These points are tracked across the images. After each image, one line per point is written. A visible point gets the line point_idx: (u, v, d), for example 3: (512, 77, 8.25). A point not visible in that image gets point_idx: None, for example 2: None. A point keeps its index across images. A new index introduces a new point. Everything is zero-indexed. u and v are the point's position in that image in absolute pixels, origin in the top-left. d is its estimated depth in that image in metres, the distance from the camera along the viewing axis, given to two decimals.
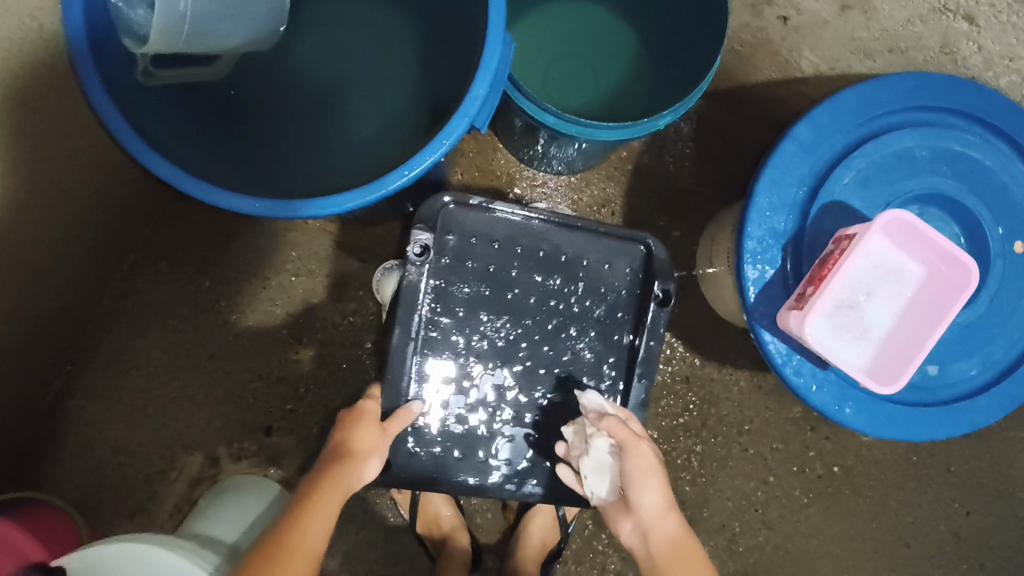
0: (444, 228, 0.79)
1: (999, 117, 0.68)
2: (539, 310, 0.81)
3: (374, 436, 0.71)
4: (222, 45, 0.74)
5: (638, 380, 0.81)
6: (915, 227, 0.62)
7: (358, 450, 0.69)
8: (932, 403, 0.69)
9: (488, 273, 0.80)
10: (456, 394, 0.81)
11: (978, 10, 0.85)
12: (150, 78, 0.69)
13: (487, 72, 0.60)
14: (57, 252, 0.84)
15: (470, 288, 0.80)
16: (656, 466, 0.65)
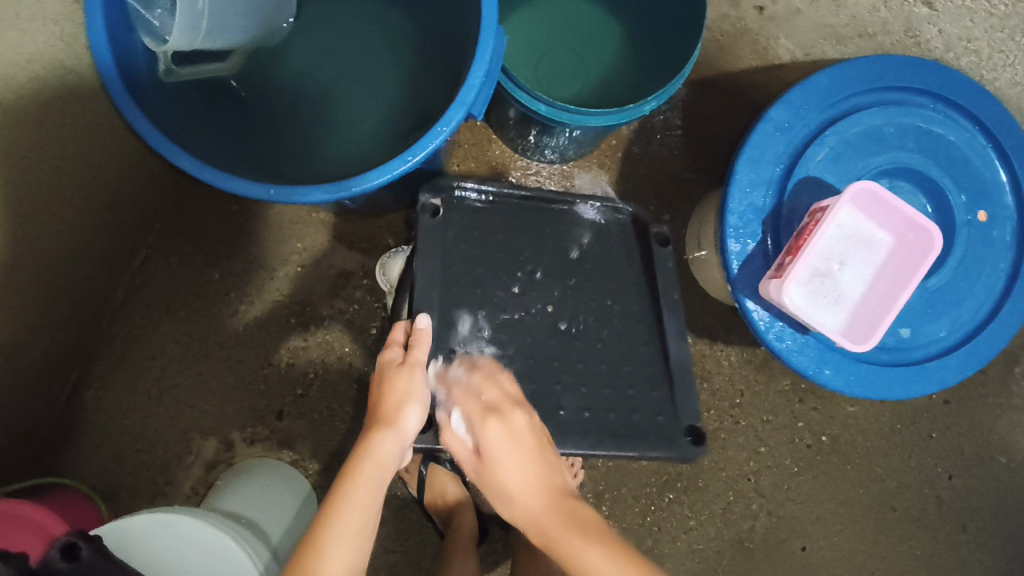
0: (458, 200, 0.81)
1: (960, 95, 0.73)
2: (553, 274, 0.83)
3: (404, 381, 0.67)
4: (233, 40, 0.79)
5: (671, 337, 0.82)
6: (882, 197, 0.68)
7: (388, 407, 0.66)
8: (905, 363, 0.74)
9: (500, 241, 0.82)
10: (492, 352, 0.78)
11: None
12: (171, 76, 0.74)
13: (482, 63, 0.65)
14: (76, 245, 0.88)
15: (486, 253, 0.81)
16: (483, 467, 0.65)
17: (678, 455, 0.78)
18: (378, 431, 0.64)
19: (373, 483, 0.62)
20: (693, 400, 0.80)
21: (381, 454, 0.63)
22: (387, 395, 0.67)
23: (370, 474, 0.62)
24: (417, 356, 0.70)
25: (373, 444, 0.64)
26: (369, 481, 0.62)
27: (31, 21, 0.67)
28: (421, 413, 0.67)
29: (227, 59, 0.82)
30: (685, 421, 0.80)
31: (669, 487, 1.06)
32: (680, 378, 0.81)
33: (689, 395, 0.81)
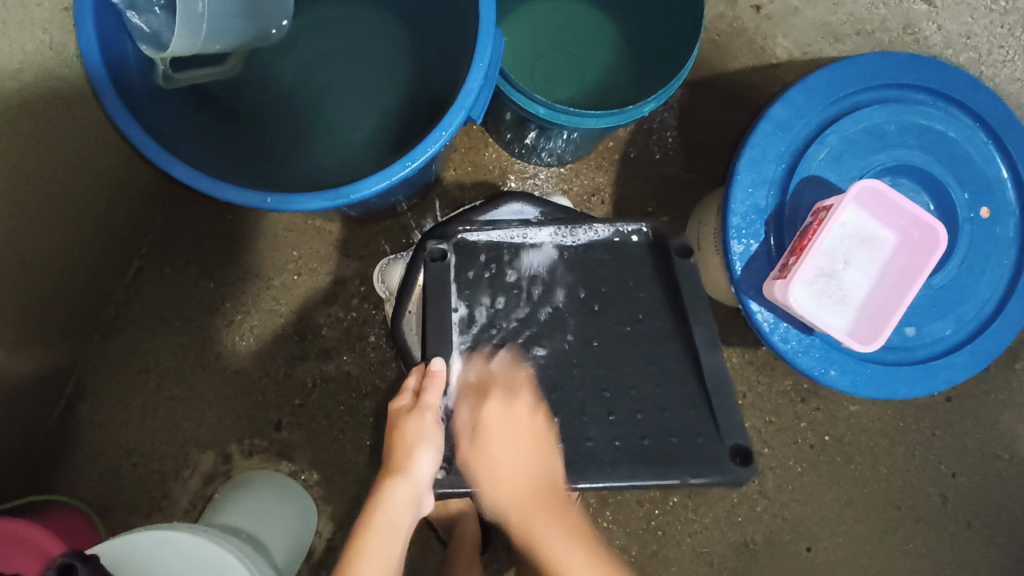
0: (462, 242, 0.77)
1: (960, 92, 0.73)
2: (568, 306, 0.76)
3: (414, 428, 0.65)
4: (231, 42, 0.78)
5: (703, 349, 0.74)
6: (886, 194, 0.67)
7: (398, 455, 0.64)
8: (911, 362, 0.74)
9: (510, 284, 0.76)
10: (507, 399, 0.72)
11: None
12: (169, 82, 0.74)
13: (481, 65, 0.64)
14: (69, 257, 0.87)
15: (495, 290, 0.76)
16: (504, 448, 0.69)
17: (729, 480, 0.69)
18: (388, 482, 0.63)
19: (385, 539, 0.60)
20: (736, 416, 0.71)
21: (392, 506, 0.61)
22: (397, 439, 0.65)
23: (383, 530, 0.60)
24: (428, 399, 0.67)
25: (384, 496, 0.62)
26: (379, 540, 0.60)
27: (19, 29, 0.66)
28: (433, 460, 0.65)
29: (225, 62, 0.81)
30: (729, 439, 0.70)
31: (673, 491, 1.05)
32: (717, 392, 0.72)
33: (730, 410, 0.72)
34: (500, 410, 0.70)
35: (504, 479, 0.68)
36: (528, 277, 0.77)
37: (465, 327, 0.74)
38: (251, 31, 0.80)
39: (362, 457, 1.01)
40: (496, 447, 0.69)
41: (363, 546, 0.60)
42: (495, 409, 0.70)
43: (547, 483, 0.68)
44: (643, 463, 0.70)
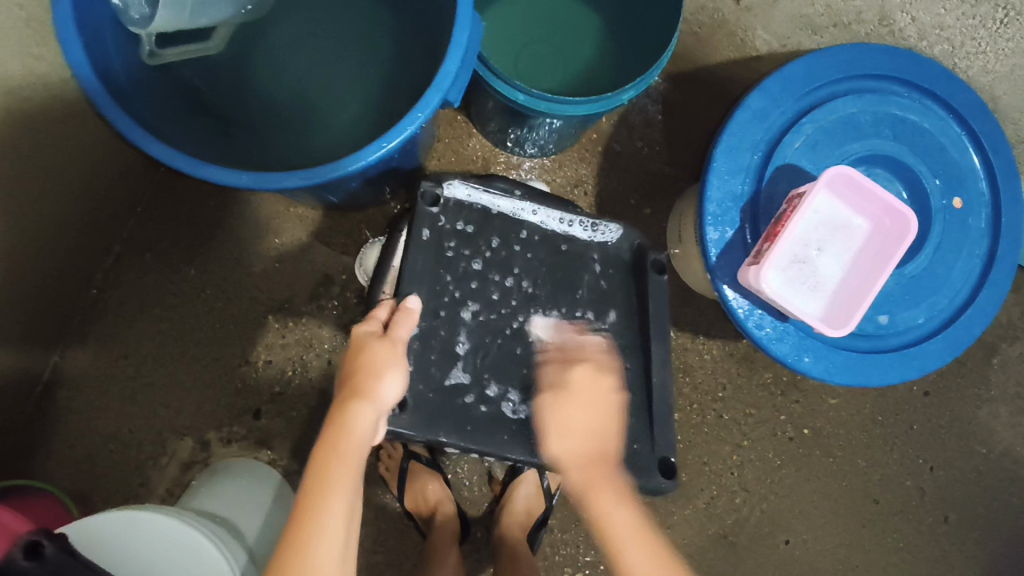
0: (454, 194, 0.77)
1: (935, 83, 0.74)
2: (541, 278, 0.78)
3: (383, 353, 0.65)
4: (217, 16, 0.79)
5: (654, 364, 0.78)
6: (860, 182, 0.68)
7: (365, 377, 0.63)
8: (884, 351, 0.74)
9: (492, 247, 0.77)
10: (465, 363, 0.74)
11: None
12: (155, 58, 0.75)
13: (458, 47, 0.64)
14: (46, 237, 0.86)
15: (475, 251, 0.77)
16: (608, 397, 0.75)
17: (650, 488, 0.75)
18: (354, 403, 0.61)
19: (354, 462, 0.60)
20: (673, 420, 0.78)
21: (356, 427, 0.61)
22: (361, 364, 0.64)
23: (350, 454, 0.60)
24: (398, 333, 0.67)
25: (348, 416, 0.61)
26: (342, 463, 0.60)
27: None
28: (398, 387, 0.65)
29: (211, 37, 0.82)
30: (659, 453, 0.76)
31: None
32: (658, 404, 0.78)
33: (665, 429, 0.78)
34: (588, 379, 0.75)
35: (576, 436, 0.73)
36: (509, 244, 0.78)
37: (442, 275, 0.75)
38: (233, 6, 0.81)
39: None
40: (569, 403, 0.74)
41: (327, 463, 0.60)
42: (581, 375, 0.75)
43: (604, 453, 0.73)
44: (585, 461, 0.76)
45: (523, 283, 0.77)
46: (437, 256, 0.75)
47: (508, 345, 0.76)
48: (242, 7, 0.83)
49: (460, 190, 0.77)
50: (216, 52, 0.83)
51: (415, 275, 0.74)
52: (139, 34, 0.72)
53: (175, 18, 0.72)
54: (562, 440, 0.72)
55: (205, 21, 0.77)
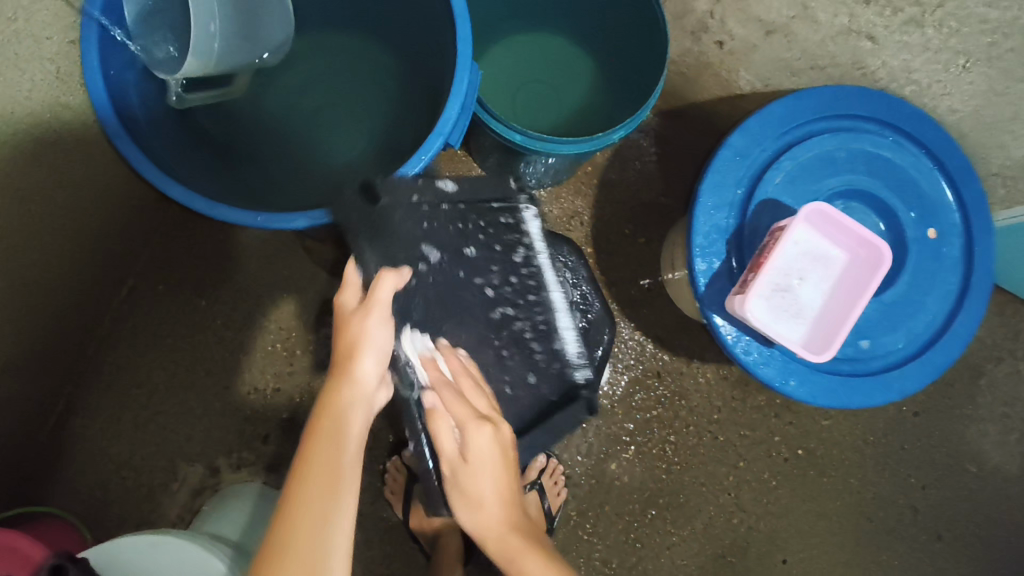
0: (522, 213, 0.84)
1: (905, 121, 0.78)
2: (524, 300, 0.83)
3: (358, 322, 0.63)
4: (238, 62, 0.83)
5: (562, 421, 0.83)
6: (835, 217, 0.72)
7: (342, 359, 0.62)
8: (867, 374, 0.78)
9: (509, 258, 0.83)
10: (434, 250, 0.77)
11: None
12: (182, 102, 0.81)
13: (457, 96, 0.69)
14: (64, 272, 0.90)
15: (501, 236, 0.82)
16: (493, 450, 0.64)
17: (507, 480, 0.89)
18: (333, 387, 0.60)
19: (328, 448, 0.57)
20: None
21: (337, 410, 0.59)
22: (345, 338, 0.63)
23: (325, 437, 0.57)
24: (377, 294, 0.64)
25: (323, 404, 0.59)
26: (329, 445, 0.57)
27: (29, 60, 0.71)
28: (380, 359, 0.62)
29: (230, 82, 0.86)
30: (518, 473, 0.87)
31: (651, 504, 1.08)
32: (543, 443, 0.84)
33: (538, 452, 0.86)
34: (487, 441, 0.64)
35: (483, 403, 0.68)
36: (518, 277, 0.83)
37: (467, 214, 0.80)
38: (255, 53, 0.85)
39: None
40: (479, 475, 0.63)
41: (311, 449, 0.56)
42: (475, 401, 0.67)
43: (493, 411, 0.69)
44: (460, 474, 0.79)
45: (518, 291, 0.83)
46: (473, 194, 0.80)
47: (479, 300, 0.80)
48: (265, 53, 0.87)
49: (527, 213, 0.84)
50: (236, 95, 0.88)
51: (467, 184, 0.80)
52: (167, 81, 0.78)
53: (202, 65, 0.77)
54: (473, 509, 0.64)
55: (227, 67, 0.82)
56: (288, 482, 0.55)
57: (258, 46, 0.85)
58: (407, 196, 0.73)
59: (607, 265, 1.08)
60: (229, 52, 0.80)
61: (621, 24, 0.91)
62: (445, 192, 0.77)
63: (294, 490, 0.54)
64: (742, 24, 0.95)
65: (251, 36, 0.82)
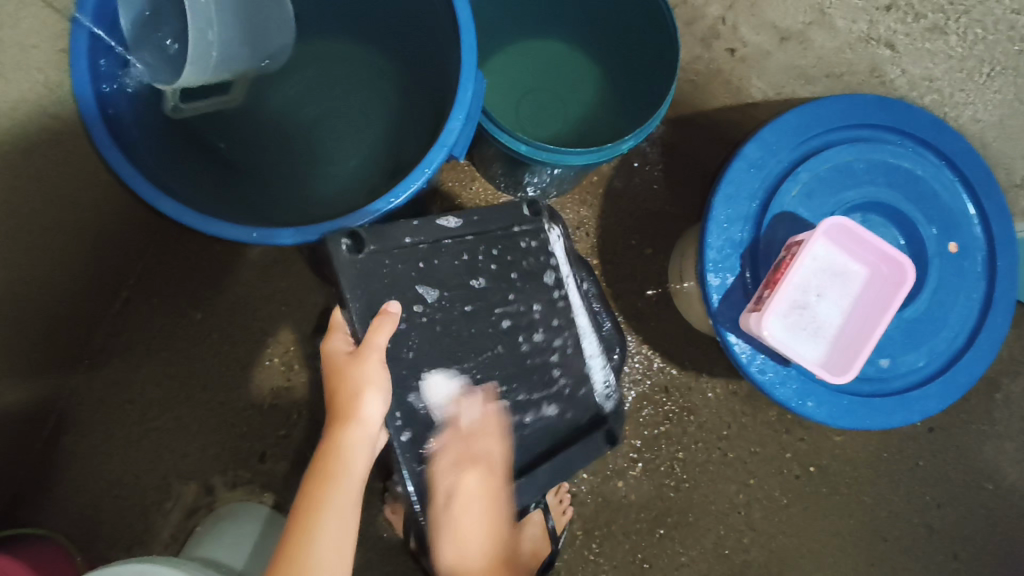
0: (545, 232, 0.79)
1: (925, 131, 0.76)
2: (540, 327, 0.78)
3: (358, 371, 0.67)
4: (237, 69, 0.82)
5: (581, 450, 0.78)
6: (856, 232, 0.69)
7: (344, 405, 0.66)
8: (886, 394, 0.75)
9: (527, 284, 0.78)
10: (434, 288, 0.74)
11: (897, 36, 0.95)
12: (178, 112, 0.79)
13: (462, 106, 0.66)
14: (54, 286, 0.87)
15: (516, 261, 0.78)
16: (475, 503, 0.74)
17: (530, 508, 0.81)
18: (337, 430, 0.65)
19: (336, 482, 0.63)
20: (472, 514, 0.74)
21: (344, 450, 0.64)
22: (342, 386, 0.67)
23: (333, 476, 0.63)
24: (375, 340, 0.68)
25: (331, 441, 0.65)
26: (336, 483, 0.63)
27: (14, 68, 0.68)
28: (382, 400, 0.68)
29: (228, 91, 0.84)
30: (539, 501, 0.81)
31: (659, 522, 1.05)
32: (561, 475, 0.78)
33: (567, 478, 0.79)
34: (473, 487, 0.73)
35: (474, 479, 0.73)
36: (547, 300, 0.78)
37: (476, 247, 0.76)
38: (255, 60, 0.84)
39: None
40: (461, 514, 0.74)
41: (318, 487, 0.63)
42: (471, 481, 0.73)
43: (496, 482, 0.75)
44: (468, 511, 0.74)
45: (536, 320, 0.78)
46: (484, 224, 0.77)
47: (490, 330, 0.76)
48: (260, 62, 0.85)
49: (551, 233, 0.80)
50: (235, 104, 0.85)
51: (472, 215, 0.77)
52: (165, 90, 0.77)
53: (201, 73, 0.76)
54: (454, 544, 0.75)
55: (226, 75, 0.81)
56: (300, 506, 0.62)
57: (258, 52, 0.84)
58: (400, 238, 0.73)
59: (614, 277, 1.05)
60: (228, 60, 0.79)
61: (631, 29, 0.88)
62: (449, 230, 0.75)
63: (307, 515, 0.61)
64: (756, 32, 0.96)
65: (250, 42, 0.81)
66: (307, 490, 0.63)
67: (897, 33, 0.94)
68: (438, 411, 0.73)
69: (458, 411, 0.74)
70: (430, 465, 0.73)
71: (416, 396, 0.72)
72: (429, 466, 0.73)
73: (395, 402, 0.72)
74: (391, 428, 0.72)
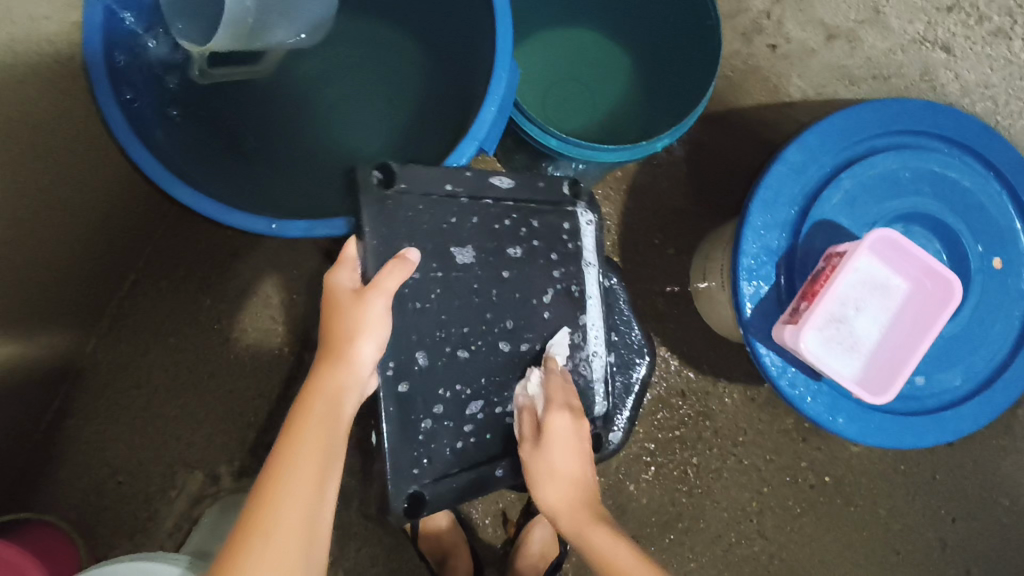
0: (578, 215, 0.76)
1: (975, 140, 0.72)
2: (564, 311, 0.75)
3: (358, 315, 0.62)
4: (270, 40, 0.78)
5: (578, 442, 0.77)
6: (901, 243, 0.66)
7: (340, 342, 0.61)
8: (919, 412, 0.72)
9: (555, 264, 0.75)
10: (467, 249, 0.71)
11: (956, 40, 0.91)
12: (205, 77, 0.77)
13: (496, 97, 0.63)
14: (63, 268, 0.84)
15: (547, 237, 0.75)
16: (573, 438, 0.68)
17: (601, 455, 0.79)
18: (330, 367, 0.60)
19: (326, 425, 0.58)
20: (447, 479, 0.70)
21: (333, 390, 0.59)
22: (338, 326, 0.61)
23: (321, 417, 0.58)
24: (384, 283, 0.63)
25: (321, 374, 0.60)
26: (321, 428, 0.57)
27: (23, 43, 0.64)
28: (378, 346, 0.63)
29: (260, 61, 0.81)
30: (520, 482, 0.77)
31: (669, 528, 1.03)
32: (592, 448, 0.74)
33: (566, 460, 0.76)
34: (567, 434, 0.68)
35: (560, 478, 0.67)
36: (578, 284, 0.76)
37: (513, 215, 0.73)
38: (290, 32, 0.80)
39: (354, 487, 0.97)
40: (551, 450, 0.67)
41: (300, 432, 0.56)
42: (561, 431, 0.68)
43: (582, 484, 0.68)
44: (446, 476, 0.70)
45: (568, 298, 0.75)
46: (533, 194, 0.74)
47: (513, 294, 0.73)
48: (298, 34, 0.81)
49: (583, 219, 0.76)
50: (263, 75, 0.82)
51: (524, 182, 0.74)
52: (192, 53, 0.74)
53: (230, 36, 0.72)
54: (551, 483, 0.67)
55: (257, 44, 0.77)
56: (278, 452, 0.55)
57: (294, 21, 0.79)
58: (439, 184, 0.69)
59: (634, 277, 1.02)
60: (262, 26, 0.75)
61: (670, 20, 0.84)
62: (496, 189, 0.72)
63: (283, 461, 0.55)
64: (801, 28, 0.92)
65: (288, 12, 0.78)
66: (289, 431, 0.57)
67: (957, 36, 0.91)
68: (432, 370, 0.69)
69: (472, 377, 0.71)
70: (414, 419, 0.68)
71: (422, 353, 0.69)
72: (408, 421, 0.68)
73: (391, 352, 0.67)
74: (381, 375, 0.67)
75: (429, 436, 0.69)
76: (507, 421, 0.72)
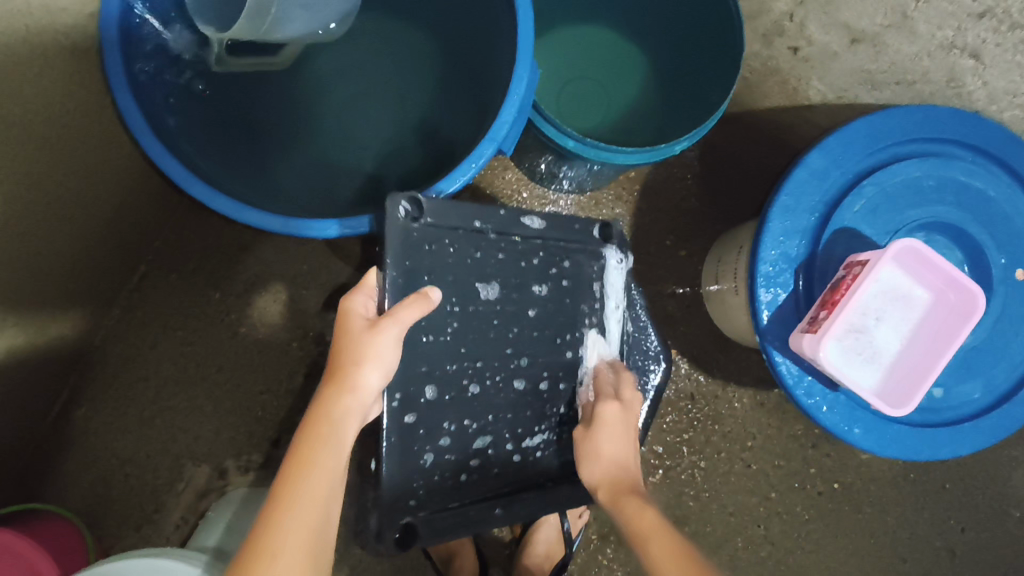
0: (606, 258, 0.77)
1: (1000, 150, 0.71)
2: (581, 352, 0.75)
3: (370, 343, 0.59)
4: (291, 34, 0.78)
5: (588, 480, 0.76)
6: (926, 256, 0.65)
7: (348, 369, 0.58)
8: (937, 424, 0.72)
9: (573, 305, 0.75)
10: (494, 285, 0.70)
11: (986, 47, 0.85)
12: (221, 65, 0.76)
13: (514, 98, 0.62)
14: (73, 260, 0.84)
15: (572, 283, 0.75)
16: (625, 430, 0.69)
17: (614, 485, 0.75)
18: (337, 393, 0.57)
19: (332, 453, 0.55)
20: (448, 513, 0.69)
21: (341, 417, 0.57)
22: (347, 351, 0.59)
23: (329, 444, 0.55)
24: (400, 314, 0.61)
25: (324, 401, 0.57)
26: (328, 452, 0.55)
27: (39, 35, 0.63)
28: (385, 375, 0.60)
29: (278, 53, 0.80)
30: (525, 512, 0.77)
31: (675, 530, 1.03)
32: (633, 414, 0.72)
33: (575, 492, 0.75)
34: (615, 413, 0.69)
35: (606, 462, 0.67)
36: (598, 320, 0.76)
37: (540, 254, 0.73)
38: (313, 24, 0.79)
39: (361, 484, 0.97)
40: (601, 435, 0.68)
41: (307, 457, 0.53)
42: (611, 410, 0.69)
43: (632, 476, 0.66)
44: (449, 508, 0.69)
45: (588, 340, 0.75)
46: (565, 235, 0.74)
47: (531, 326, 0.72)
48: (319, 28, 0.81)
49: (612, 261, 0.77)
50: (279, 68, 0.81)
51: (557, 223, 0.74)
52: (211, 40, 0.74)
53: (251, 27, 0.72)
54: (594, 463, 0.67)
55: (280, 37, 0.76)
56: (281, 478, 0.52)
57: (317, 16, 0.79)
58: (468, 220, 0.69)
59: (645, 279, 1.01)
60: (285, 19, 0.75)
61: (688, 21, 0.83)
62: (528, 229, 0.72)
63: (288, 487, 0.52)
64: (825, 31, 0.88)
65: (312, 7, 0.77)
66: (293, 458, 0.54)
67: (987, 43, 0.85)
68: (440, 404, 0.68)
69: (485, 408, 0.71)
70: (415, 450, 0.67)
71: (431, 387, 0.68)
72: (410, 450, 0.67)
73: (401, 378, 0.66)
74: (388, 407, 0.65)
75: (434, 466, 0.68)
76: (515, 459, 0.73)
